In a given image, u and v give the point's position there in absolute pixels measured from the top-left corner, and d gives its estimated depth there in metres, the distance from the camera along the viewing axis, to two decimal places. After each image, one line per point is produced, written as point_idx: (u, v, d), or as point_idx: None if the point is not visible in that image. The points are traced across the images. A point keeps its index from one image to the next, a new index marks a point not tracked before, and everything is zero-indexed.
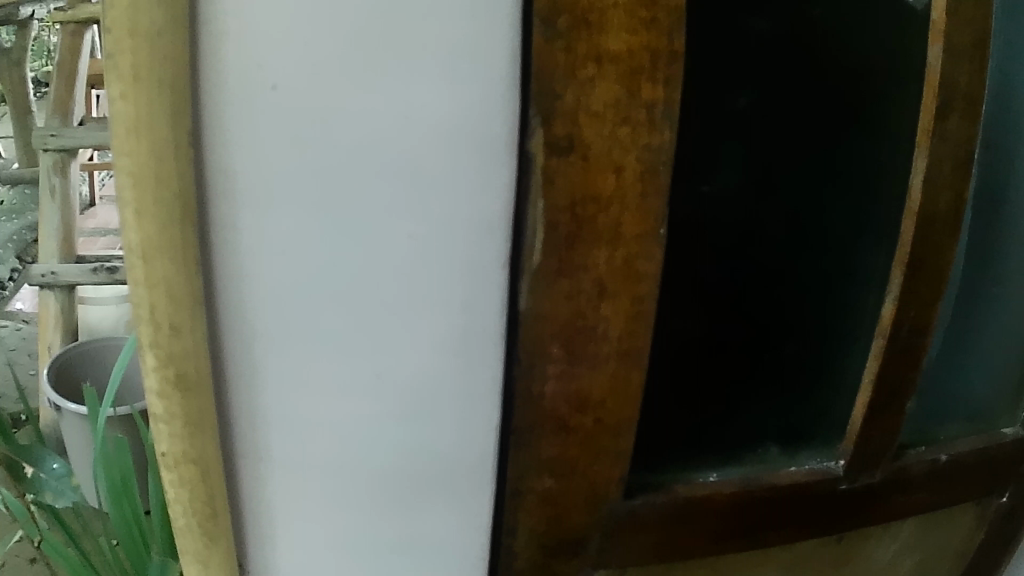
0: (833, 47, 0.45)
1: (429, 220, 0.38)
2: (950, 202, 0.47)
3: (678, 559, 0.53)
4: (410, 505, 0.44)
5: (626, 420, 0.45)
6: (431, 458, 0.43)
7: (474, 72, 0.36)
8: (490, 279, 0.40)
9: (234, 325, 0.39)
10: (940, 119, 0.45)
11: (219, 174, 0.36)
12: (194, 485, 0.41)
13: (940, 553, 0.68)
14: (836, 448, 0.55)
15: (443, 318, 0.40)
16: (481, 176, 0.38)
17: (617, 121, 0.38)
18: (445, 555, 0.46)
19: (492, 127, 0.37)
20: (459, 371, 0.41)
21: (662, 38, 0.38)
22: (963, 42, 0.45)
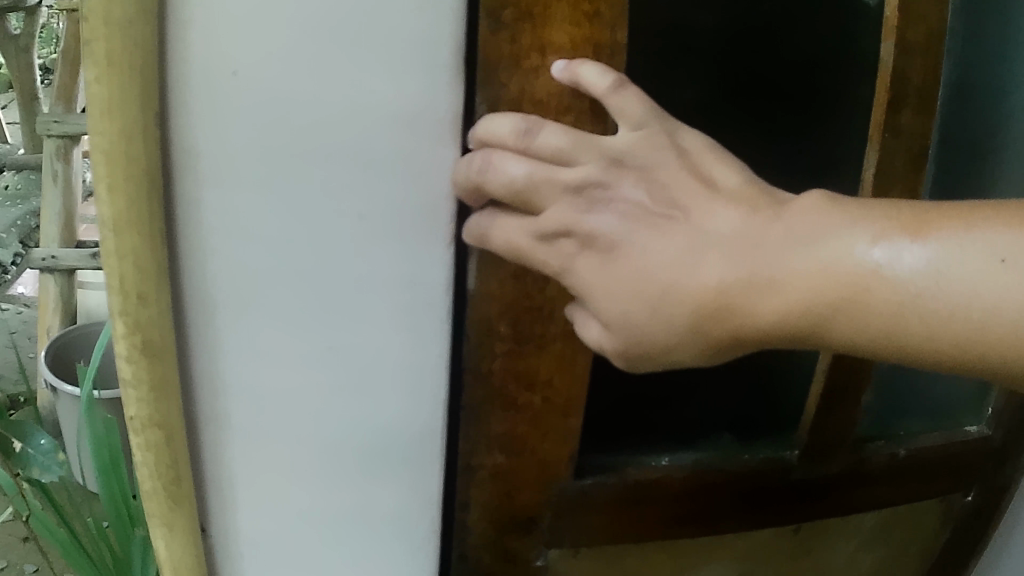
0: (784, 42, 0.47)
1: (379, 201, 0.40)
2: (902, 196, 0.49)
3: (635, 542, 0.55)
4: (367, 476, 0.46)
5: (575, 401, 0.47)
6: (382, 429, 0.45)
7: (426, 61, 0.38)
8: (438, 259, 0.42)
9: (199, 297, 0.41)
10: (892, 114, 0.47)
11: (184, 152, 0.38)
12: (159, 449, 0.43)
13: (903, 554, 0.66)
14: (793, 439, 0.56)
15: (393, 296, 0.42)
16: (431, 160, 0.40)
17: (559, 110, 0.40)
18: (398, 528, 0.48)
19: (441, 113, 0.39)
20: (409, 347, 0.43)
21: (604, 31, 0.40)
22: (914, 40, 0.46)
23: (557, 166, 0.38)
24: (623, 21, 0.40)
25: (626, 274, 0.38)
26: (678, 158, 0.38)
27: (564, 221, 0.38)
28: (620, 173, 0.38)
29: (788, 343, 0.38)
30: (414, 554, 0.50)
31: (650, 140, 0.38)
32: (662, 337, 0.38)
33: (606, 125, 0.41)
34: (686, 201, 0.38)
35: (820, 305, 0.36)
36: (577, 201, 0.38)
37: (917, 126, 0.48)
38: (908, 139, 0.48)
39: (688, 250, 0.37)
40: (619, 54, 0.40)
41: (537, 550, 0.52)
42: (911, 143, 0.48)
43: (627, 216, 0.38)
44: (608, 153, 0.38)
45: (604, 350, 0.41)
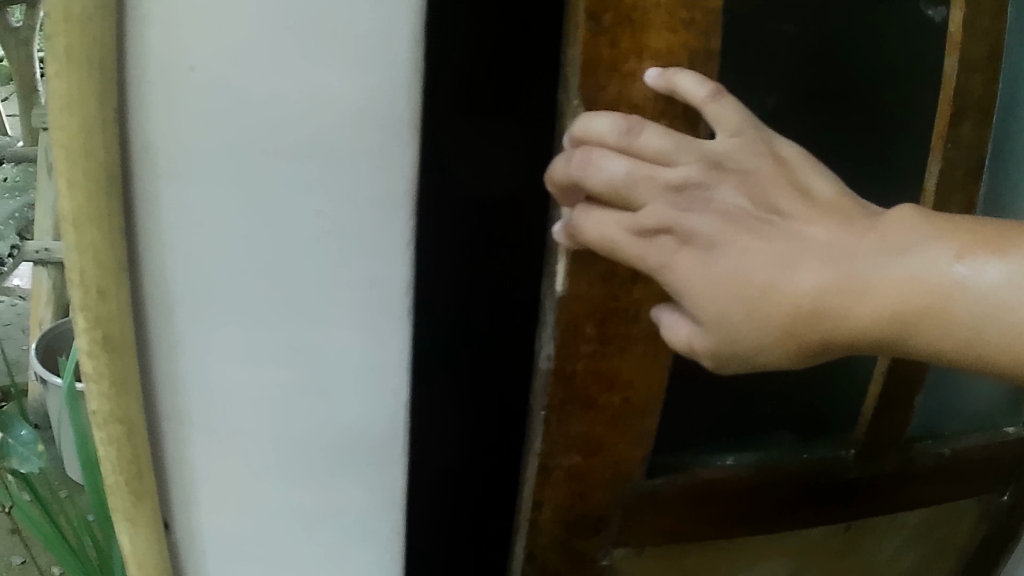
0: (853, 51, 0.48)
1: (334, 201, 0.45)
2: (961, 205, 0.50)
3: (695, 541, 0.55)
4: (323, 451, 0.52)
5: (651, 400, 0.47)
6: (334, 409, 0.51)
7: (375, 59, 0.42)
8: (391, 253, 0.48)
9: (160, 290, 0.46)
10: (953, 127, 0.48)
11: (144, 148, 0.42)
12: (121, 441, 0.48)
13: (941, 552, 0.67)
14: (847, 440, 0.57)
15: (350, 292, 0.48)
16: (383, 157, 0.45)
17: (654, 114, 0.40)
18: (353, 505, 0.55)
19: (396, 109, 0.44)
20: (364, 335, 0.49)
21: (699, 37, 0.40)
22: (975, 56, 0.47)
23: (660, 166, 0.38)
24: (717, 28, 0.40)
25: (725, 276, 0.38)
26: (776, 165, 0.39)
27: (664, 220, 0.38)
28: (721, 176, 0.38)
29: (870, 347, 0.39)
30: (365, 526, 0.56)
31: (748, 145, 0.39)
32: (752, 338, 0.39)
33: (698, 130, 0.41)
34: (785, 206, 0.38)
35: (906, 309, 0.37)
36: (678, 200, 0.38)
37: (974, 137, 0.49)
38: (966, 149, 0.49)
39: (783, 258, 0.38)
40: (713, 60, 0.41)
41: (603, 549, 0.53)
42: (967, 155, 0.49)
43: (726, 219, 0.38)
44: (707, 157, 0.38)
45: (694, 351, 0.41)
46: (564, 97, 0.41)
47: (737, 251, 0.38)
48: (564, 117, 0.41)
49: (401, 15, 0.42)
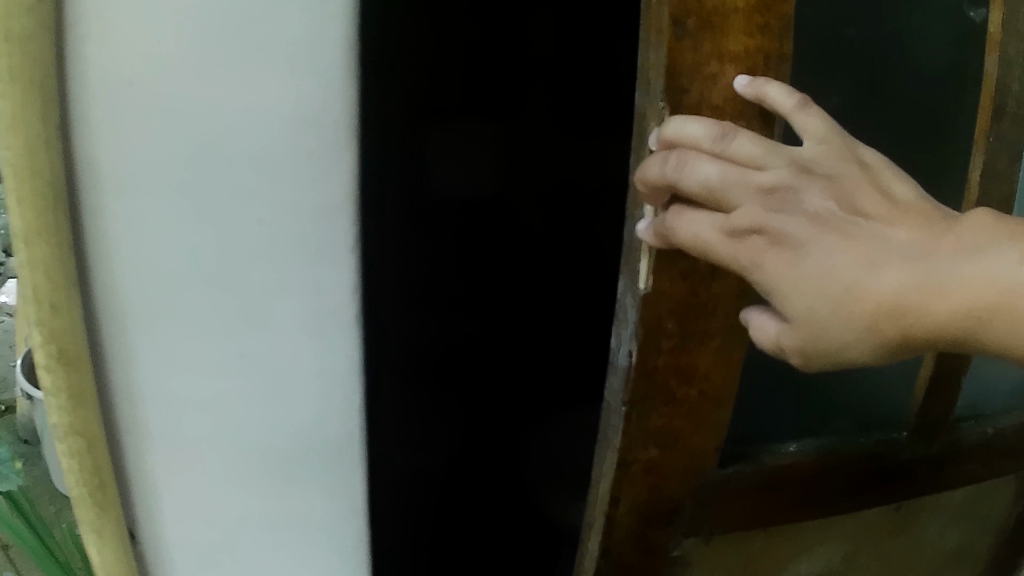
0: (901, 51, 0.51)
1: (272, 210, 0.53)
2: (1003, 196, 0.52)
3: (759, 528, 0.57)
4: (272, 426, 0.61)
5: (726, 392, 0.49)
6: (278, 397, 0.59)
7: (312, 67, 0.50)
8: (335, 259, 0.55)
9: (113, 291, 0.56)
10: (995, 120, 0.51)
11: (92, 166, 0.52)
12: (82, 453, 0.60)
13: (980, 531, 0.69)
14: (902, 423, 0.60)
15: (296, 296, 0.56)
16: (322, 163, 0.52)
17: (732, 115, 0.42)
18: (311, 486, 0.64)
19: (331, 114, 0.51)
20: (309, 333, 0.57)
21: (774, 41, 0.41)
22: (1014, 54, 0.50)
23: (751, 170, 0.40)
24: (789, 31, 0.42)
25: (814, 276, 0.40)
26: (862, 171, 0.41)
27: (755, 220, 0.40)
28: (810, 179, 0.40)
29: (948, 344, 0.41)
30: (329, 496, 0.64)
31: (834, 152, 0.41)
32: (836, 334, 0.41)
33: (772, 130, 0.43)
34: (869, 209, 0.40)
35: (986, 312, 0.39)
36: (768, 202, 0.40)
37: (1013, 131, 0.52)
38: (1007, 143, 0.52)
39: (870, 257, 0.39)
40: (785, 63, 0.42)
41: (674, 540, 0.54)
42: (1009, 148, 0.52)
43: (814, 221, 0.40)
44: (796, 161, 0.40)
45: (780, 348, 0.44)
46: (644, 100, 0.42)
47: (828, 252, 0.39)
48: (645, 120, 0.42)
49: (334, 50, 0.50)
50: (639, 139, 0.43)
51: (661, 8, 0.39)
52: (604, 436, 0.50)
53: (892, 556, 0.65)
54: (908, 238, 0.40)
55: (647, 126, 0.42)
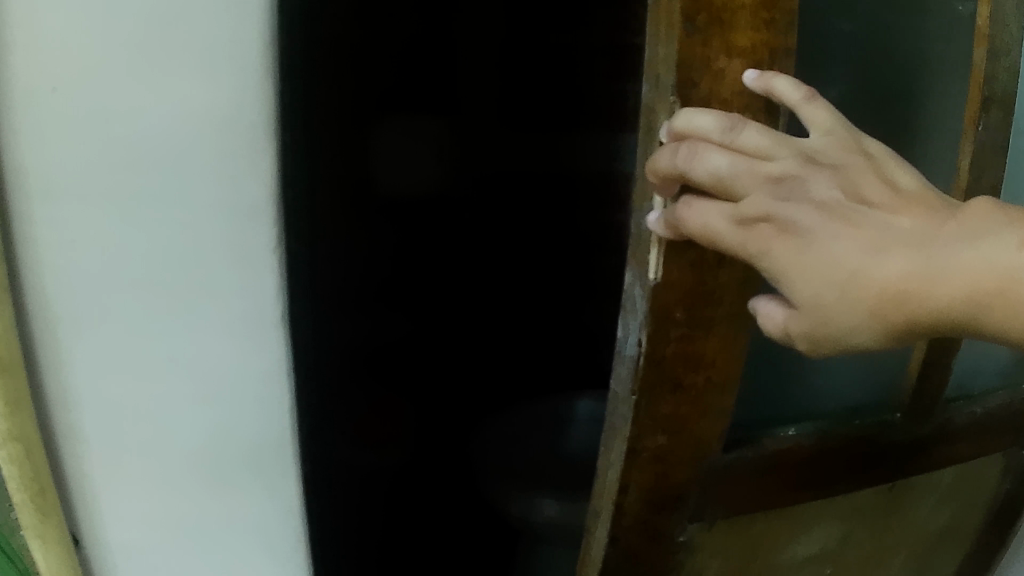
0: (891, 43, 0.53)
1: (199, 210, 0.55)
2: (992, 182, 0.54)
3: (762, 511, 0.58)
4: (207, 423, 0.62)
5: (729, 377, 0.50)
6: (212, 394, 0.61)
7: (229, 71, 0.53)
8: (260, 256, 0.58)
9: (46, 300, 0.56)
10: (984, 110, 0.52)
11: (21, 171, 0.52)
12: (20, 460, 0.57)
13: (970, 507, 0.71)
14: (895, 403, 0.61)
15: (223, 294, 0.58)
16: (246, 164, 0.55)
17: (740, 108, 0.43)
18: (246, 482, 0.65)
19: (251, 117, 0.54)
20: (239, 329, 0.60)
21: (779, 37, 0.42)
22: (1001, 44, 0.51)
23: (760, 161, 0.41)
24: (793, 27, 0.43)
25: (817, 262, 0.40)
26: (867, 161, 0.41)
27: (763, 207, 0.40)
28: (818, 168, 0.41)
29: (947, 330, 0.39)
30: (265, 496, 0.66)
31: (840, 144, 0.41)
32: (843, 321, 0.41)
33: (776, 122, 0.44)
34: (872, 197, 0.40)
35: (982, 297, 0.37)
36: (777, 190, 0.40)
37: (1000, 120, 0.53)
38: (994, 131, 0.53)
39: (871, 243, 0.39)
40: (789, 58, 0.43)
41: (679, 526, 0.55)
42: (996, 135, 0.53)
43: (821, 209, 0.40)
44: (802, 153, 0.41)
45: (788, 334, 0.44)
46: (654, 94, 0.43)
47: (831, 238, 0.39)
48: (655, 113, 0.43)
49: (252, 57, 0.53)
50: (648, 132, 0.44)
51: (671, 4, 0.40)
52: (612, 425, 0.51)
53: (887, 536, 0.67)
54: (911, 223, 0.39)
55: (657, 119, 0.43)
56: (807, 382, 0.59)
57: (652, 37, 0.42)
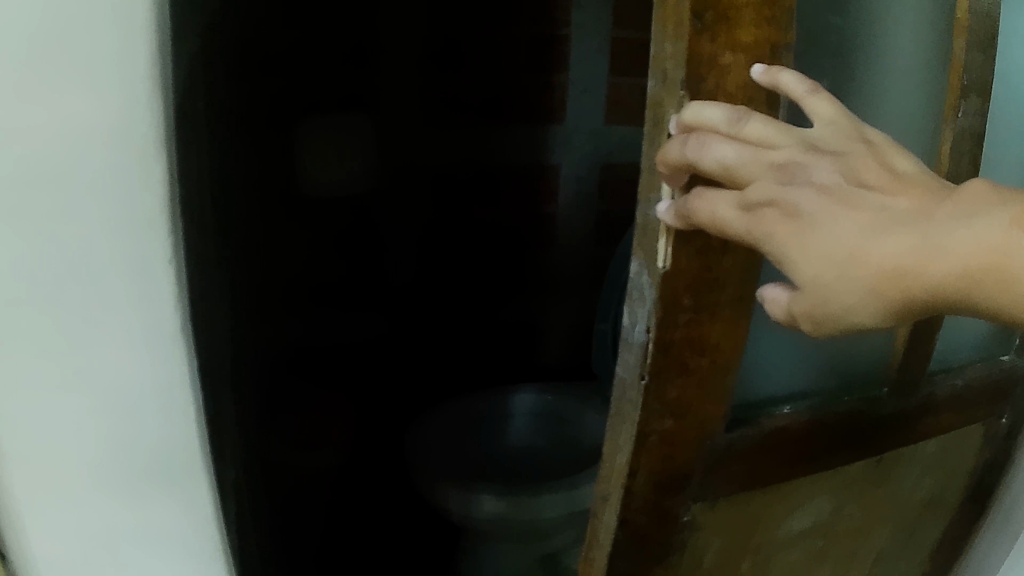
0: (878, 30, 0.56)
1: (96, 222, 0.48)
2: (970, 164, 0.58)
3: (760, 487, 0.59)
4: (123, 467, 0.54)
5: (731, 360, 0.52)
6: (123, 433, 0.54)
7: (115, 60, 0.45)
8: (162, 272, 0.50)
9: None
10: (964, 97, 0.57)
11: None
12: None
13: (951, 476, 0.74)
14: (881, 378, 0.64)
15: (128, 317, 0.51)
16: (141, 169, 0.48)
17: (743, 100, 0.44)
18: (175, 532, 0.58)
19: (142, 117, 0.47)
20: (146, 357, 0.52)
21: (778, 31, 0.44)
22: (976, 34, 0.56)
23: (766, 149, 0.42)
24: (791, 21, 0.45)
25: (822, 245, 0.41)
26: (869, 148, 0.43)
27: (768, 192, 0.42)
28: (820, 155, 0.42)
29: (939, 304, 0.40)
30: (182, 543, 0.58)
31: (842, 133, 0.43)
32: (845, 300, 0.42)
33: (777, 114, 0.45)
34: (871, 180, 0.41)
35: (974, 275, 0.38)
36: (781, 176, 0.42)
37: (979, 104, 0.57)
38: (972, 116, 0.57)
39: (872, 225, 0.40)
40: (788, 50, 0.45)
41: (684, 506, 0.56)
42: (973, 120, 0.57)
43: (825, 195, 0.41)
44: (804, 141, 0.43)
45: (793, 316, 0.45)
46: (662, 89, 0.44)
47: (834, 221, 0.40)
48: (664, 107, 0.44)
49: (139, 45, 0.45)
50: (654, 126, 0.45)
51: (680, 1, 0.41)
52: (619, 411, 0.52)
53: (877, 506, 0.70)
54: (910, 205, 0.40)
55: (666, 113, 0.44)
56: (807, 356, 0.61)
57: (658, 34, 0.44)
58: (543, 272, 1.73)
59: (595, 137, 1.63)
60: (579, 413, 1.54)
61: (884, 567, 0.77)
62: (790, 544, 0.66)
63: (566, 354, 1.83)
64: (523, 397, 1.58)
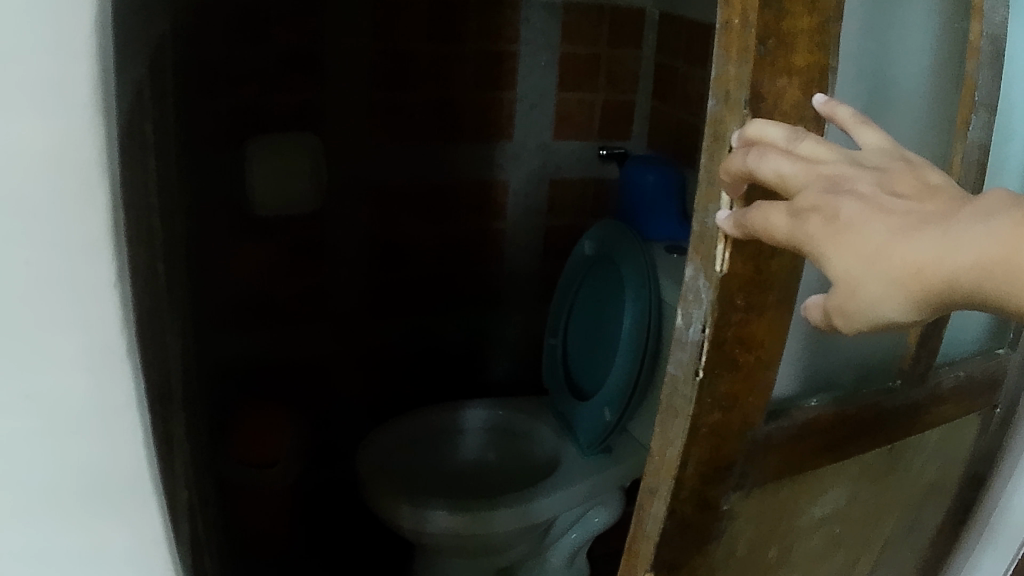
0: (911, 52, 0.62)
1: (37, 244, 0.43)
2: (978, 172, 0.64)
3: (789, 477, 0.64)
4: (74, 499, 0.49)
5: (771, 355, 0.56)
6: (73, 467, 0.48)
7: (54, 58, 0.40)
8: (101, 292, 0.45)
9: None
10: (972, 114, 0.63)
11: None
12: None
13: (951, 461, 0.82)
14: (894, 371, 0.69)
15: (70, 339, 0.45)
16: (81, 177, 0.43)
17: (795, 118, 0.49)
18: (128, 566, 0.52)
19: (81, 119, 0.42)
20: (91, 383, 0.47)
21: (823, 57, 0.50)
22: (986, 54, 0.63)
23: (815, 163, 0.45)
24: (833, 47, 0.50)
25: (854, 240, 0.42)
26: (906, 165, 0.45)
27: (815, 198, 0.43)
28: (862, 170, 0.44)
29: (963, 300, 0.40)
30: (131, 565, 0.52)
31: (884, 153, 0.46)
32: (872, 292, 0.42)
33: (821, 130, 0.51)
34: (902, 188, 0.43)
35: (996, 266, 0.38)
36: (827, 185, 0.44)
37: (987, 120, 0.64)
38: (981, 131, 0.64)
39: (901, 225, 0.41)
40: (830, 73, 0.51)
41: (725, 496, 0.60)
42: (982, 134, 0.64)
43: (864, 200, 0.43)
44: (849, 157, 0.45)
45: (828, 314, 0.45)
46: (724, 108, 0.49)
47: (866, 220, 0.42)
48: (725, 125, 0.49)
49: (80, 41, 0.40)
50: (714, 141, 0.50)
51: (746, 28, 0.46)
52: (670, 406, 0.55)
53: (885, 493, 0.76)
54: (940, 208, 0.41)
55: (726, 130, 0.49)
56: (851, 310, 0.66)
57: (721, 57, 0.49)
58: (488, 281, 1.85)
59: (540, 150, 1.76)
60: (530, 426, 1.63)
61: (888, 549, 0.85)
62: (813, 530, 0.72)
63: (515, 360, 1.95)
64: (474, 411, 1.66)
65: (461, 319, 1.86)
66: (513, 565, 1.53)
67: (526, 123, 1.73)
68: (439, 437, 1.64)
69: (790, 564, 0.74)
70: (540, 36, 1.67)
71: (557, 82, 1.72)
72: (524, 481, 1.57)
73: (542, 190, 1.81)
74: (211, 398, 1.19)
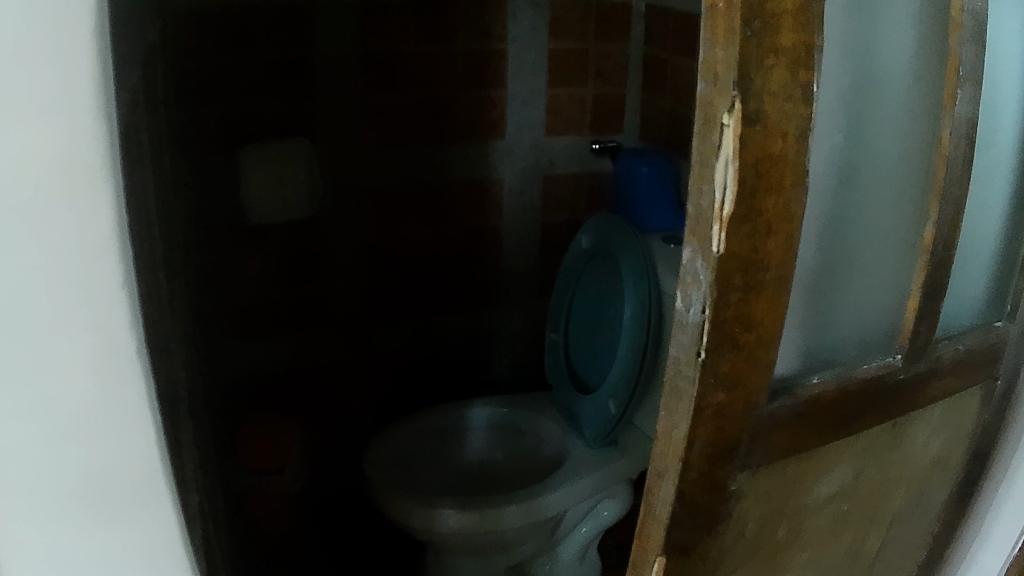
0: (895, 34, 0.63)
1: (43, 248, 0.43)
2: (966, 146, 0.65)
3: (795, 454, 0.64)
4: (87, 502, 0.50)
5: (772, 333, 0.57)
6: (83, 471, 0.49)
7: (55, 66, 0.41)
8: (110, 292, 0.45)
9: None
10: (960, 86, 0.63)
11: None
12: None
13: (954, 436, 0.83)
14: (889, 346, 0.71)
15: (80, 342, 0.46)
16: (86, 181, 0.43)
17: (784, 97, 0.50)
18: (144, 568, 0.53)
19: (84, 122, 0.42)
20: (102, 384, 0.47)
21: (808, 36, 0.50)
22: (969, 29, 0.62)
23: None
24: (817, 26, 0.51)
25: None
26: None
27: None
28: None
29: None
30: (146, 566, 0.53)
31: None
32: None
33: (810, 108, 0.52)
34: None
35: None
36: None
37: (973, 93, 0.64)
38: (969, 105, 0.64)
39: None
40: (816, 52, 0.51)
41: (732, 476, 0.61)
42: (970, 108, 0.64)
43: None
44: None
45: None
46: (713, 90, 0.49)
47: None
48: (714, 107, 0.49)
49: (82, 47, 0.41)
50: (705, 124, 0.50)
51: (730, 11, 0.47)
52: (674, 387, 0.56)
53: (891, 469, 0.77)
54: None
55: (716, 111, 0.49)
56: (844, 289, 0.67)
57: (707, 41, 0.49)
58: (486, 279, 1.85)
59: (532, 146, 1.77)
60: (535, 420, 1.63)
61: (897, 524, 0.85)
62: (820, 508, 0.72)
63: (516, 356, 1.96)
64: (479, 408, 1.66)
65: (461, 317, 1.86)
66: (525, 561, 1.53)
67: (518, 120, 1.73)
68: (445, 436, 1.65)
69: (801, 543, 0.74)
70: (527, 32, 1.67)
71: (546, 79, 1.73)
72: (532, 477, 1.58)
73: (537, 186, 1.81)
74: (217, 405, 1.20)
